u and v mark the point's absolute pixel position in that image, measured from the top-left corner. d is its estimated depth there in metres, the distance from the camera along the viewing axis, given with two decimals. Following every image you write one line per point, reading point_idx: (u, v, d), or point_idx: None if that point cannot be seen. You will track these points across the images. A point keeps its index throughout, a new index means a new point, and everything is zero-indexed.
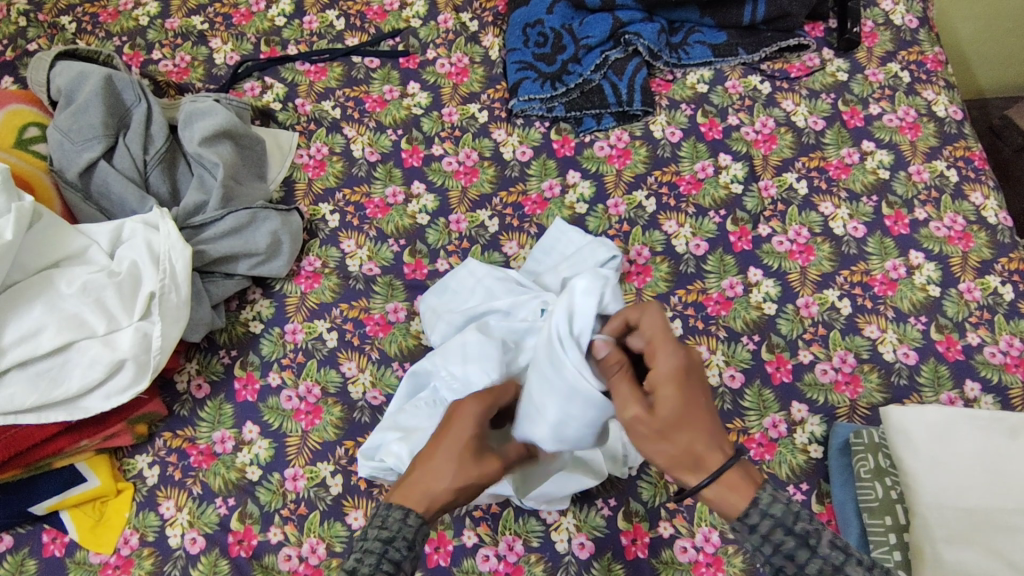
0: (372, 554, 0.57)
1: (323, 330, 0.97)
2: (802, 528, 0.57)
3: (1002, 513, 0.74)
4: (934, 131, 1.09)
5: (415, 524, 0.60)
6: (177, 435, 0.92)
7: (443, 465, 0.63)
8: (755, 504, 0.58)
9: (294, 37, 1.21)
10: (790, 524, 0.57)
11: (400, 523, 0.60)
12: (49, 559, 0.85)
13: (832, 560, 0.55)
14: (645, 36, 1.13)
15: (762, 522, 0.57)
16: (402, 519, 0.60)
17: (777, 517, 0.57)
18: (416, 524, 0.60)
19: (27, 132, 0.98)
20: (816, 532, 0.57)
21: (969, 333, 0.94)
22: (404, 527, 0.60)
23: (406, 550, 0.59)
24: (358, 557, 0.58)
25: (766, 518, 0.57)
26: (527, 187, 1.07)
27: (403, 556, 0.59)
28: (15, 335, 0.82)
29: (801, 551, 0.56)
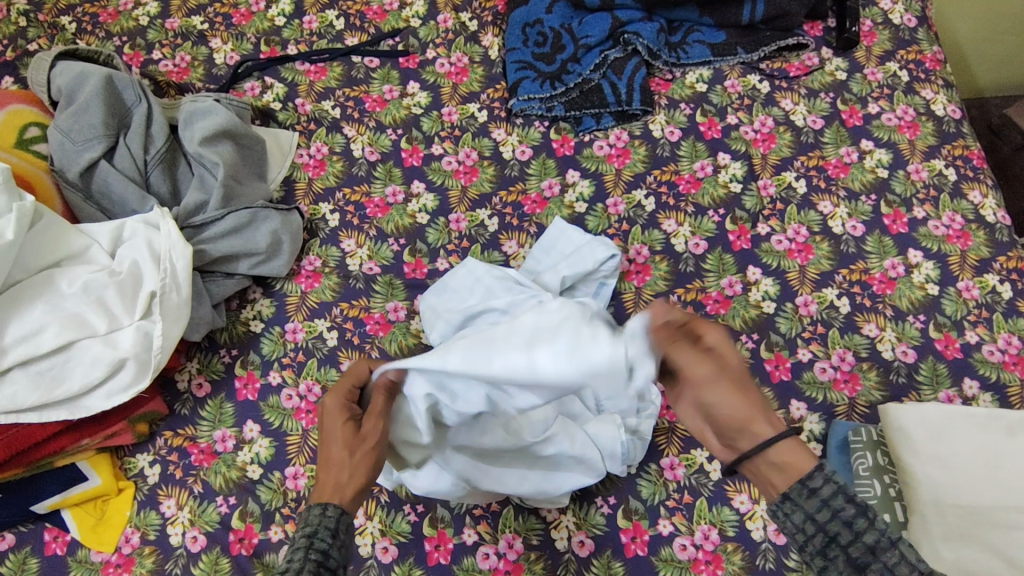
0: (299, 549, 0.57)
1: (324, 329, 0.97)
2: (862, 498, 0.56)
3: (1000, 510, 0.74)
4: (933, 130, 1.10)
5: (335, 514, 0.61)
6: (178, 434, 0.92)
7: (334, 460, 0.66)
8: (819, 470, 0.58)
9: (294, 36, 1.22)
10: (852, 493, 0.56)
11: (319, 516, 0.60)
12: (50, 557, 0.85)
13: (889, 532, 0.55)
14: (644, 35, 1.14)
15: (825, 487, 0.57)
16: (320, 512, 0.61)
17: (840, 483, 0.57)
18: (337, 513, 0.61)
19: (28, 132, 0.99)
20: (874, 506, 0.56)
21: (967, 331, 0.94)
22: (325, 518, 0.60)
23: (331, 538, 0.59)
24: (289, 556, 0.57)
25: (829, 484, 0.57)
26: (527, 186, 1.07)
27: (329, 544, 0.58)
28: (16, 335, 0.82)
29: (859, 520, 0.55)
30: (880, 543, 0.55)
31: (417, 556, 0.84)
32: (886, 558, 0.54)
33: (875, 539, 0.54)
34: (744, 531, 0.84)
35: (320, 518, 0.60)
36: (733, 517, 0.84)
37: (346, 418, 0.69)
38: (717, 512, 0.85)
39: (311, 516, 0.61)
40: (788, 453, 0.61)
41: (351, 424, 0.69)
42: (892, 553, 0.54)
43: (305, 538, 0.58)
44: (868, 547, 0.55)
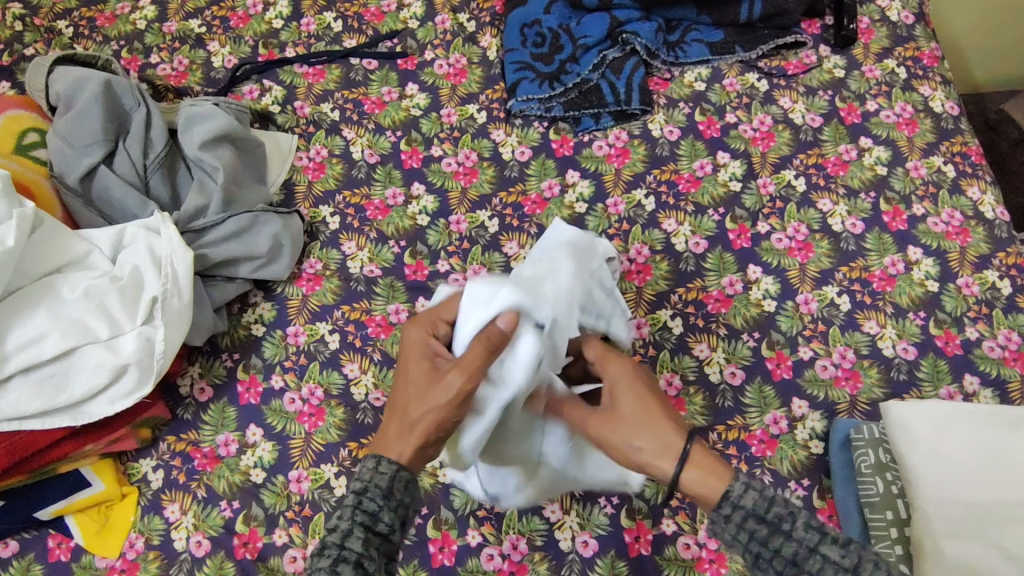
0: (347, 508, 0.58)
1: (326, 332, 0.97)
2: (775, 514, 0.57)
3: (1001, 506, 0.75)
4: (931, 127, 1.10)
5: (387, 471, 0.61)
6: (181, 438, 0.92)
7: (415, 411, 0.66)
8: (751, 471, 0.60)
9: (291, 39, 1.22)
10: (762, 512, 0.57)
11: (371, 473, 0.60)
12: (54, 564, 0.85)
13: (807, 542, 0.56)
14: (642, 34, 1.14)
15: (734, 513, 0.58)
16: (373, 467, 0.61)
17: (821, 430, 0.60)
18: (391, 469, 0.61)
19: (26, 138, 0.99)
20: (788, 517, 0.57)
21: (967, 328, 0.95)
22: (375, 476, 0.60)
23: (381, 500, 0.59)
24: (337, 517, 0.58)
25: (738, 509, 0.58)
26: (527, 187, 1.07)
27: (380, 505, 0.59)
28: (17, 342, 0.82)
29: (774, 537, 0.56)
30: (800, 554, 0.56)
31: (421, 558, 0.84)
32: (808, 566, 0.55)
33: (794, 552, 0.56)
34: None
35: (372, 473, 0.61)
36: None
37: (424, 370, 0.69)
38: None
39: (364, 469, 0.61)
40: (699, 484, 0.62)
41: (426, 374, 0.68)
42: (813, 561, 0.55)
43: (353, 496, 0.59)
44: (789, 560, 0.56)
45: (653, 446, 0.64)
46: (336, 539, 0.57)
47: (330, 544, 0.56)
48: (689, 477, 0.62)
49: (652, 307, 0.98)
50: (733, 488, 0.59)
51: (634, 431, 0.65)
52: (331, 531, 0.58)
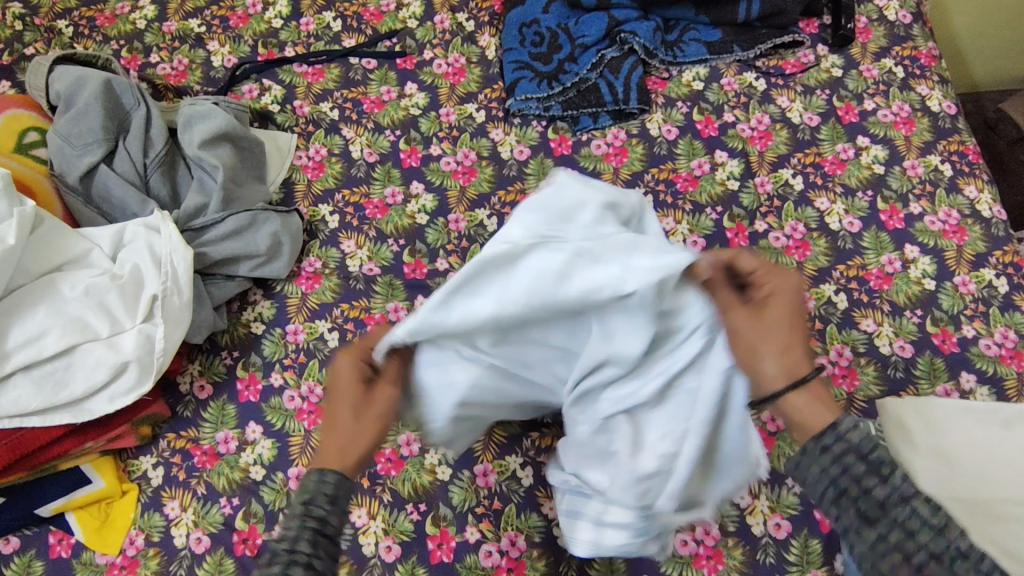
0: (296, 517, 0.56)
1: (325, 330, 0.98)
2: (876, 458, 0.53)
3: (996, 502, 0.76)
4: (928, 126, 1.10)
5: (334, 479, 0.58)
6: (181, 436, 0.92)
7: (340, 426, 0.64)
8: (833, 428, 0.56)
9: (291, 39, 1.22)
10: (865, 451, 0.54)
11: (317, 483, 0.58)
12: (55, 560, 0.86)
13: (901, 490, 0.51)
14: (640, 34, 1.14)
15: (837, 445, 0.54)
16: (319, 478, 0.58)
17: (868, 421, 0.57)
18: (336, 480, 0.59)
19: (26, 136, 0.99)
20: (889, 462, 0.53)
21: (964, 326, 0.95)
22: (322, 485, 0.58)
23: (329, 505, 0.57)
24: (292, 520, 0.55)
25: (841, 443, 0.54)
26: (525, 186, 1.08)
27: (327, 511, 0.56)
28: (18, 340, 0.83)
29: (867, 478, 0.52)
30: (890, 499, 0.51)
31: (420, 554, 0.84)
32: (896, 515, 0.51)
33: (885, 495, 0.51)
34: (745, 526, 0.84)
35: (318, 483, 0.58)
36: (733, 512, 0.85)
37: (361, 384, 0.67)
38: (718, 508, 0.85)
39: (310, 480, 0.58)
40: (804, 410, 0.58)
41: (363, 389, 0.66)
42: (902, 510, 0.51)
43: (300, 506, 0.56)
44: (878, 503, 0.51)
45: (763, 356, 0.61)
46: (286, 547, 0.54)
47: (281, 548, 0.54)
48: (800, 403, 0.59)
49: None
50: (841, 421, 0.56)
51: (758, 351, 0.61)
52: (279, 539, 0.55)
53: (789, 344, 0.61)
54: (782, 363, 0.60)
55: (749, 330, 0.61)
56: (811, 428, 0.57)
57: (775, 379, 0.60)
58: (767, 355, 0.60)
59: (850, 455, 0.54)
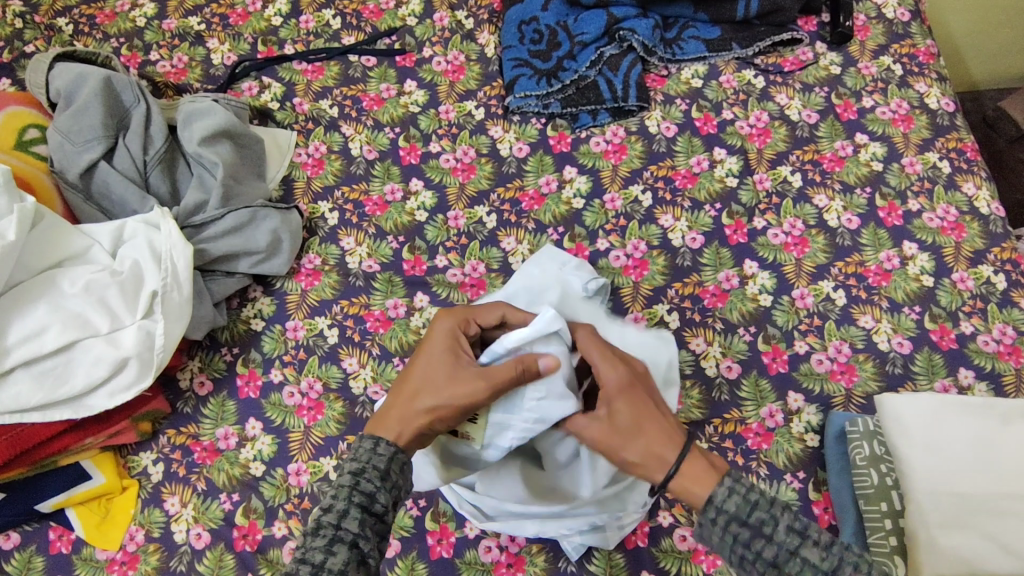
0: (343, 488, 0.59)
1: (324, 327, 0.98)
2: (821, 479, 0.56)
3: (995, 499, 0.76)
4: (926, 123, 1.11)
5: (383, 454, 0.62)
6: (181, 432, 0.93)
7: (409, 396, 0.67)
8: None
9: (290, 36, 1.22)
10: (744, 516, 0.57)
11: (369, 453, 0.62)
12: (55, 556, 0.86)
13: (788, 545, 0.56)
14: (639, 31, 1.14)
15: (720, 517, 0.58)
16: (370, 449, 0.62)
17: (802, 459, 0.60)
18: (387, 450, 0.63)
19: (27, 133, 0.99)
20: (771, 521, 0.57)
21: (962, 322, 0.95)
22: (374, 457, 0.62)
23: (377, 482, 0.61)
24: (335, 493, 0.59)
25: (722, 514, 0.58)
26: (525, 183, 1.08)
27: (376, 487, 0.60)
28: (17, 335, 0.83)
29: (756, 540, 0.57)
30: (780, 556, 0.56)
31: (419, 550, 0.85)
32: (789, 569, 0.56)
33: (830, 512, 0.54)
34: None
35: (369, 455, 0.62)
36: None
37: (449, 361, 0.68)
38: None
39: (360, 449, 0.63)
40: (688, 480, 0.60)
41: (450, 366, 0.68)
42: (794, 564, 0.56)
43: (351, 476, 0.60)
44: (770, 562, 0.56)
45: (632, 441, 0.63)
46: (331, 519, 0.57)
47: (325, 522, 0.57)
48: (676, 483, 0.61)
49: (648, 301, 0.98)
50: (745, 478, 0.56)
51: (624, 441, 0.63)
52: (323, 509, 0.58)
53: (643, 431, 0.63)
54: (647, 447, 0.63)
55: (606, 424, 0.65)
56: (698, 502, 0.60)
57: (641, 463, 0.63)
58: (630, 443, 0.63)
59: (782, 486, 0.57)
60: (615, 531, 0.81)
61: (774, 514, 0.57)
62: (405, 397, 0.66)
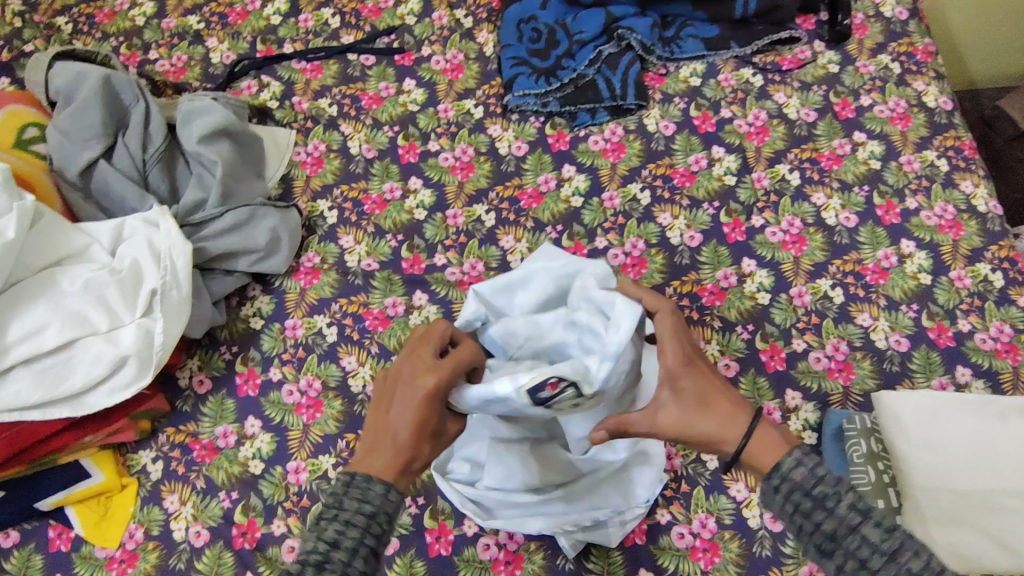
0: (356, 527, 0.56)
1: (323, 325, 0.98)
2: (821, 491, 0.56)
3: (991, 495, 0.77)
4: (924, 122, 1.11)
5: (395, 500, 0.60)
6: (180, 430, 0.93)
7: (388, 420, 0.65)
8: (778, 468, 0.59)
9: (289, 35, 1.22)
10: (809, 488, 0.56)
11: (382, 498, 0.59)
12: (54, 554, 0.86)
13: (848, 520, 0.54)
14: (637, 30, 1.15)
15: (784, 485, 0.58)
16: (383, 495, 0.59)
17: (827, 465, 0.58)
18: (397, 498, 0.61)
19: (26, 132, 0.99)
20: (833, 496, 0.55)
21: (960, 320, 0.95)
22: (385, 502, 0.59)
23: (385, 524, 0.59)
24: (341, 530, 0.56)
25: (786, 482, 0.58)
26: (523, 181, 1.08)
27: (383, 531, 0.58)
28: (17, 333, 0.83)
29: (817, 511, 0.55)
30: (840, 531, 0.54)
31: (418, 547, 0.85)
32: (847, 544, 0.53)
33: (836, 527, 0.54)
34: (741, 518, 0.84)
35: (382, 499, 0.59)
36: (729, 505, 0.85)
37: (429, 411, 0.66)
38: (714, 501, 0.86)
39: (371, 492, 0.59)
40: (759, 451, 0.62)
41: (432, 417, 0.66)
42: (852, 540, 0.53)
43: (363, 518, 0.57)
44: (828, 535, 0.54)
45: (702, 420, 0.65)
46: (343, 557, 0.55)
47: (332, 560, 0.54)
48: (750, 445, 0.63)
49: None
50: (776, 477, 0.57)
51: (697, 419, 0.65)
52: (329, 546, 0.55)
53: (713, 408, 0.66)
54: (719, 410, 0.65)
55: (674, 403, 0.67)
56: (763, 470, 0.61)
57: (720, 427, 0.65)
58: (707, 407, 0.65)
59: (796, 493, 0.57)
60: (618, 526, 0.82)
61: (834, 489, 0.56)
62: (396, 448, 0.63)
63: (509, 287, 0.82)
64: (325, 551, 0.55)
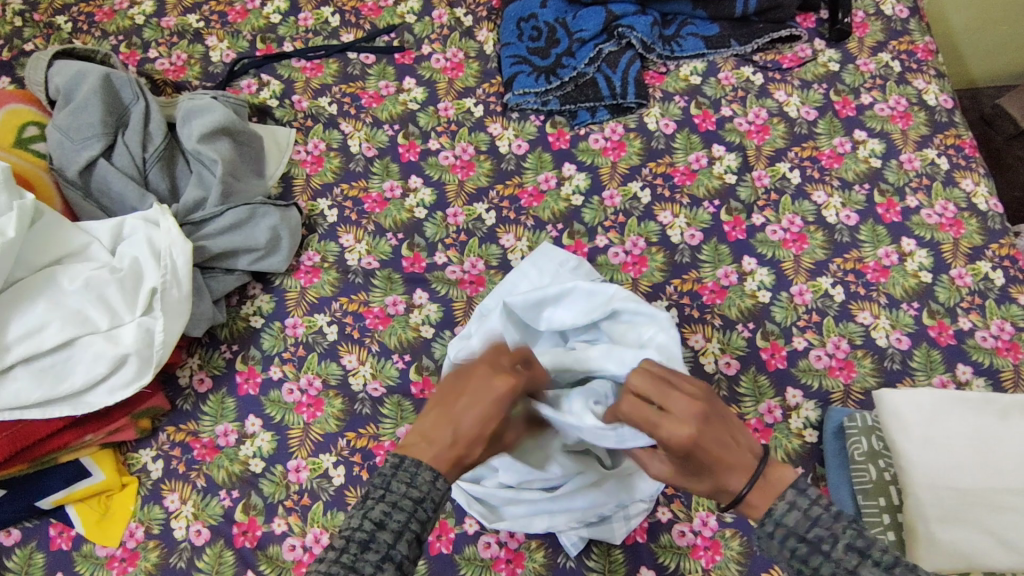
0: (402, 511, 0.57)
1: (324, 324, 0.98)
2: (815, 535, 0.56)
3: (993, 493, 0.77)
4: (925, 120, 1.11)
5: (443, 487, 0.59)
6: (180, 429, 0.93)
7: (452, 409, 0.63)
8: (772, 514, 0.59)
9: (289, 34, 1.22)
10: (803, 531, 0.57)
11: (429, 484, 0.59)
12: (55, 552, 0.86)
13: (845, 564, 0.54)
14: (637, 28, 1.15)
15: (778, 530, 0.58)
16: (433, 482, 0.59)
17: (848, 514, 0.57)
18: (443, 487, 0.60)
19: (27, 130, 0.99)
20: (830, 538, 0.56)
21: (960, 318, 0.95)
22: (433, 489, 0.59)
23: (431, 511, 0.59)
24: (388, 510, 0.57)
25: (781, 528, 0.59)
26: (524, 180, 1.08)
27: (430, 516, 0.59)
28: (18, 332, 0.83)
29: (813, 556, 0.56)
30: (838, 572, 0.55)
31: (419, 546, 0.85)
32: None
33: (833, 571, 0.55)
34: (741, 516, 0.85)
35: (429, 486, 0.59)
36: (730, 504, 0.85)
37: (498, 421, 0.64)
38: (715, 499, 0.86)
39: (419, 477, 0.59)
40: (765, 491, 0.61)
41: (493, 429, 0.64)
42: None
43: (410, 502, 0.58)
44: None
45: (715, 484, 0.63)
46: (387, 539, 0.56)
47: (377, 540, 0.56)
48: (753, 495, 0.61)
49: (647, 298, 0.98)
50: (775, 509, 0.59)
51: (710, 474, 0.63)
52: (375, 525, 0.56)
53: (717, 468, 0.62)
54: (726, 470, 0.61)
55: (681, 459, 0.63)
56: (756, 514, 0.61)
57: (732, 489, 0.62)
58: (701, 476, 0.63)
59: (793, 538, 0.57)
60: (622, 522, 0.82)
61: (832, 531, 0.56)
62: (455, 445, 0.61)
63: (542, 302, 0.83)
64: (370, 530, 0.56)
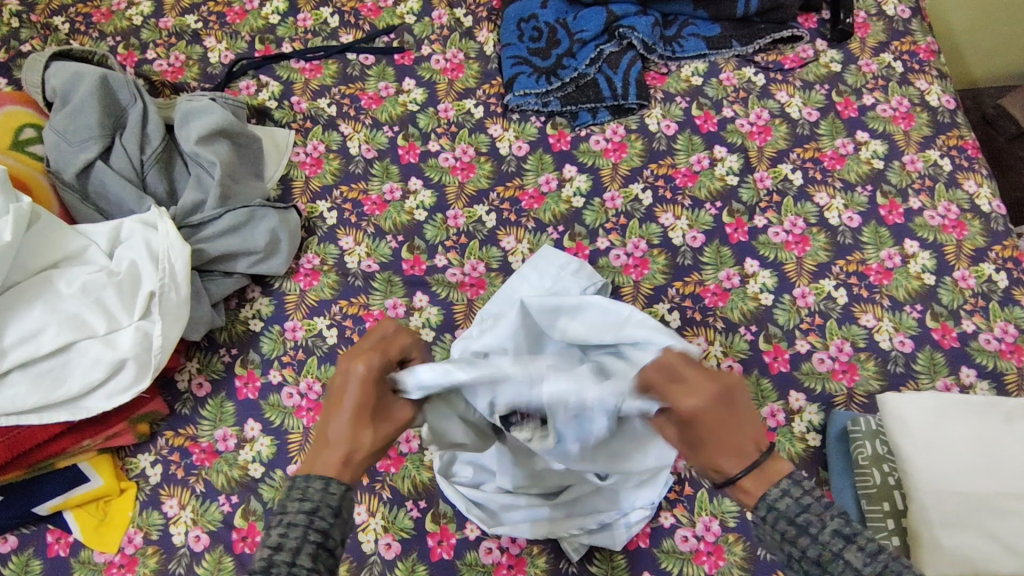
0: (297, 526, 0.52)
1: (323, 327, 0.97)
2: (804, 518, 0.52)
3: (999, 496, 0.75)
4: (927, 120, 1.10)
5: (338, 492, 0.55)
6: (179, 434, 0.92)
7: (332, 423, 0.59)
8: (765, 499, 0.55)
9: (288, 35, 1.21)
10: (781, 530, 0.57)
11: (321, 492, 0.55)
12: (53, 559, 0.85)
13: (832, 547, 0.51)
14: (638, 29, 1.14)
15: (768, 514, 0.54)
16: (323, 488, 0.55)
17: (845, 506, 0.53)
18: (340, 490, 0.56)
19: (23, 133, 0.98)
20: (818, 522, 0.52)
21: (964, 320, 0.95)
22: (328, 495, 0.55)
23: (332, 517, 0.54)
24: (285, 531, 0.52)
25: (772, 511, 0.54)
26: (524, 182, 1.07)
27: (332, 522, 0.54)
28: (15, 336, 0.82)
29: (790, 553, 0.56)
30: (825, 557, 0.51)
31: (419, 552, 0.84)
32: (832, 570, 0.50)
33: (818, 554, 0.51)
34: (745, 521, 0.84)
35: (322, 493, 0.55)
36: (733, 508, 0.85)
37: (374, 396, 0.60)
38: (718, 504, 0.85)
39: (311, 489, 0.55)
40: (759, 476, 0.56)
41: (377, 404, 0.60)
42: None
43: (303, 514, 0.53)
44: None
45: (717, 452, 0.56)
46: (285, 557, 0.51)
47: (275, 562, 0.50)
48: (747, 481, 0.56)
49: (649, 301, 0.98)
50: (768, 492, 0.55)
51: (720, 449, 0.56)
52: (273, 550, 0.51)
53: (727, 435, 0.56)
54: (732, 448, 0.56)
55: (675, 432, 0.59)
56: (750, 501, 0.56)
57: (728, 467, 0.56)
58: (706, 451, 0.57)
59: (781, 521, 0.53)
60: (624, 528, 0.81)
61: (821, 517, 0.52)
62: (335, 443, 0.58)
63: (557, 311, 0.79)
64: (267, 555, 0.51)
